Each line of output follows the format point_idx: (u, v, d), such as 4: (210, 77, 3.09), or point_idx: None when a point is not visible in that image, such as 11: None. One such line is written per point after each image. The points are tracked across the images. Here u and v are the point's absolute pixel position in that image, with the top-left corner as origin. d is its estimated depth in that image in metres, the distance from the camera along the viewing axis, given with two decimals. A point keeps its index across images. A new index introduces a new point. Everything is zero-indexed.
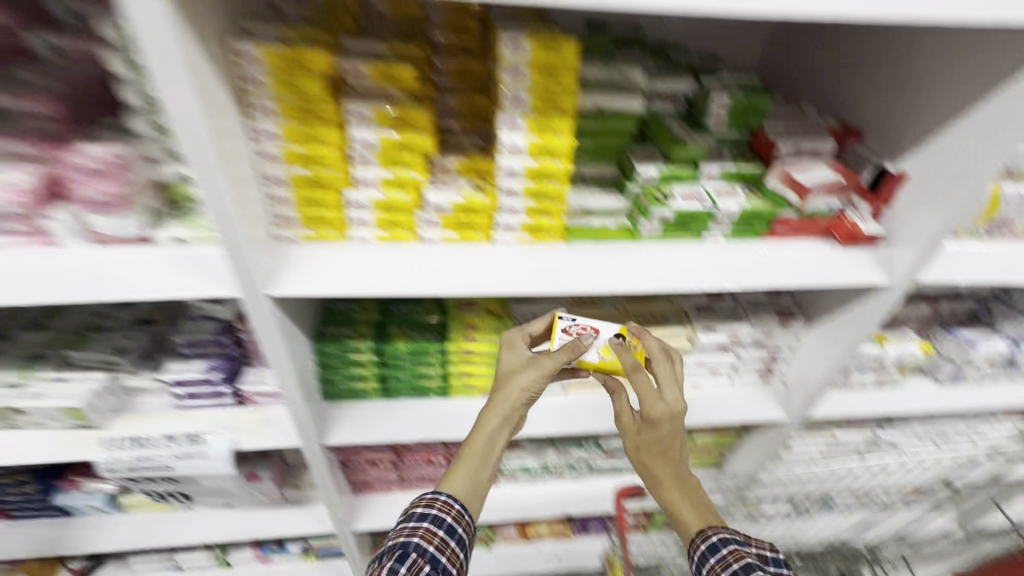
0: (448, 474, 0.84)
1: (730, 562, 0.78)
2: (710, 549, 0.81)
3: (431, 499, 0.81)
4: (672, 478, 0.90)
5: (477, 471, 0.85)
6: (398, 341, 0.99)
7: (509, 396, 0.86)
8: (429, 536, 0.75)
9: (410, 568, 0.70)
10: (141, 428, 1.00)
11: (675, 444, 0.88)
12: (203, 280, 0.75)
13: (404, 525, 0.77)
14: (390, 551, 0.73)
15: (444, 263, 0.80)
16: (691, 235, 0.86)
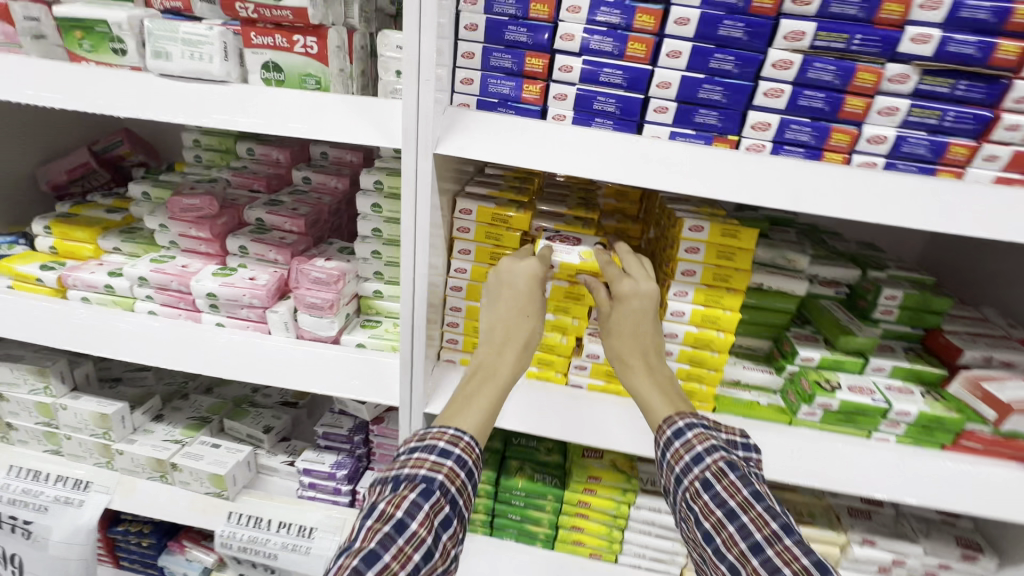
0: (449, 411, 0.67)
1: (710, 466, 0.64)
2: (694, 459, 0.64)
3: (448, 436, 0.64)
4: (669, 387, 0.71)
5: (468, 390, 0.69)
6: (517, 478, 0.97)
7: (508, 312, 0.72)
8: (455, 479, 0.61)
9: (435, 508, 0.58)
10: (261, 507, 1.05)
11: (645, 325, 0.73)
12: (372, 386, 0.83)
13: (419, 457, 0.62)
14: (411, 482, 0.60)
15: (588, 410, 0.82)
16: (857, 430, 0.80)
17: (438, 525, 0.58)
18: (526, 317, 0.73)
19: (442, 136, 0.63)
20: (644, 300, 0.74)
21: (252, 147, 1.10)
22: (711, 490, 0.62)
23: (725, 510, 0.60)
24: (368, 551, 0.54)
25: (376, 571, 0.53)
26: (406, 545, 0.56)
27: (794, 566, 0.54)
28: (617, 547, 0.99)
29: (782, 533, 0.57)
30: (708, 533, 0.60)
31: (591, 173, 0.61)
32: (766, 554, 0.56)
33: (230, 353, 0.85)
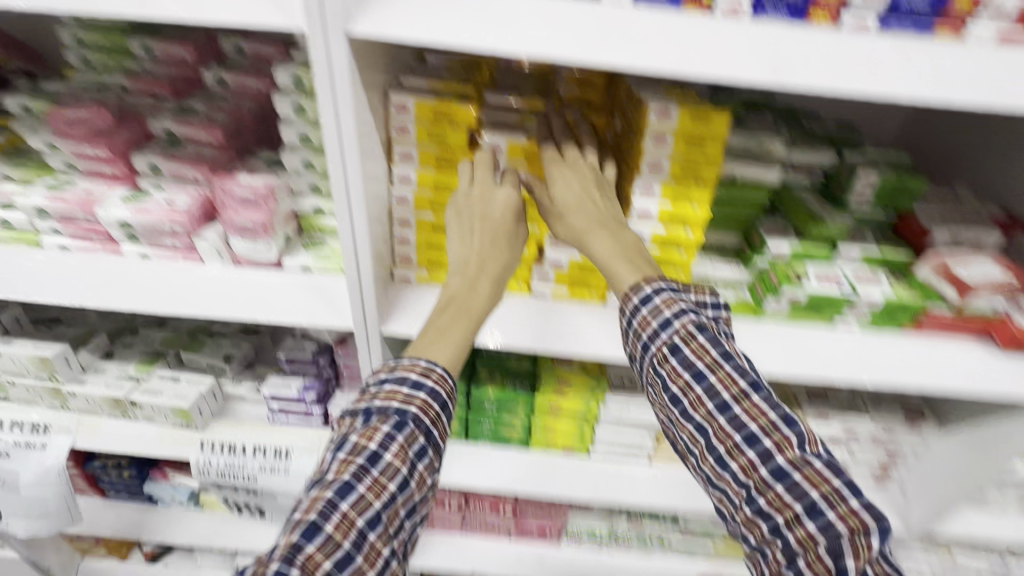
0: (424, 341, 0.62)
1: (678, 331, 0.61)
2: (664, 331, 0.62)
3: (421, 368, 0.59)
4: (635, 247, 0.65)
5: (439, 321, 0.63)
6: (487, 387, 0.97)
7: (466, 231, 0.67)
8: (429, 409, 0.58)
9: (408, 439, 0.56)
10: (235, 435, 1.04)
11: (594, 189, 0.67)
12: (322, 309, 0.77)
13: (390, 388, 0.58)
14: (383, 414, 0.56)
15: (552, 317, 0.79)
16: (821, 318, 0.79)
17: (413, 455, 0.56)
18: (498, 229, 0.67)
19: (354, 9, 0.52)
20: (589, 176, 0.68)
21: (147, 42, 0.92)
22: (695, 375, 0.60)
23: (691, 372, 0.60)
24: (342, 483, 0.53)
25: (351, 504, 0.52)
26: (382, 475, 0.54)
27: (783, 451, 0.55)
28: (589, 442, 1.03)
29: (770, 413, 0.57)
30: (685, 416, 0.60)
31: (540, 51, 0.51)
32: (732, 411, 0.58)
33: (161, 288, 0.77)
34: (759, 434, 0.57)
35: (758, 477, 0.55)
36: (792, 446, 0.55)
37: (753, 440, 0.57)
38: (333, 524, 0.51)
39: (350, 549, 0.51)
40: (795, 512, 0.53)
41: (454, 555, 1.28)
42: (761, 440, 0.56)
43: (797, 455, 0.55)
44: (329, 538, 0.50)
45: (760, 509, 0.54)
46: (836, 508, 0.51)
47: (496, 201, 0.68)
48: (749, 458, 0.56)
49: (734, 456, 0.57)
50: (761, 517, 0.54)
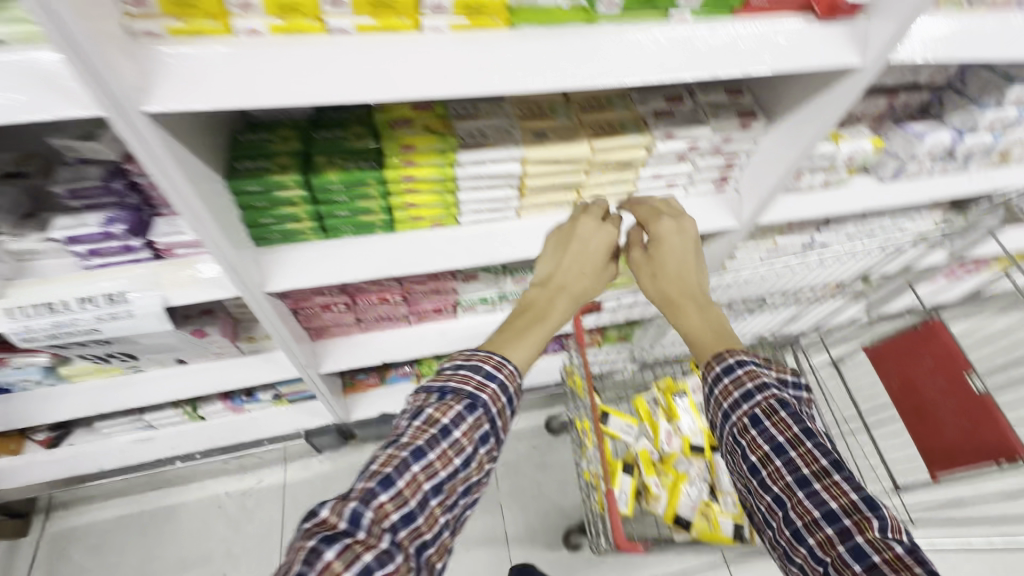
0: (497, 342, 0.79)
1: (760, 402, 0.76)
2: (726, 369, 0.80)
3: (495, 359, 0.76)
4: (699, 327, 0.88)
5: (511, 326, 0.84)
6: (327, 173, 0.87)
7: (563, 274, 0.88)
8: (498, 401, 0.74)
9: (475, 422, 0.71)
10: (46, 295, 0.87)
11: (689, 273, 0.90)
12: (36, 92, 0.56)
13: (465, 376, 0.73)
14: (456, 396, 0.71)
15: (360, 54, 0.66)
16: (656, 14, 0.74)
17: (476, 441, 0.71)
18: (584, 286, 0.89)
19: None
20: (689, 240, 0.92)
21: None
22: (746, 391, 0.78)
23: (771, 444, 0.74)
24: (416, 448, 0.67)
25: (421, 467, 0.66)
26: (451, 450, 0.69)
27: (814, 470, 0.70)
28: (454, 209, 1.01)
29: (796, 429, 0.73)
30: (742, 440, 0.77)
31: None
32: (813, 488, 0.69)
33: None
34: (792, 446, 0.72)
35: (794, 490, 0.71)
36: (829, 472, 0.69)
37: (806, 483, 0.70)
38: (404, 482, 0.65)
39: (414, 505, 0.65)
40: (815, 516, 0.68)
41: (362, 350, 1.35)
42: (790, 454, 0.72)
43: (830, 474, 0.69)
44: (400, 492, 0.64)
45: (787, 497, 0.71)
46: (837, 497, 0.68)
47: (593, 241, 0.90)
48: (785, 469, 0.72)
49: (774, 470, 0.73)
50: (777, 501, 0.72)
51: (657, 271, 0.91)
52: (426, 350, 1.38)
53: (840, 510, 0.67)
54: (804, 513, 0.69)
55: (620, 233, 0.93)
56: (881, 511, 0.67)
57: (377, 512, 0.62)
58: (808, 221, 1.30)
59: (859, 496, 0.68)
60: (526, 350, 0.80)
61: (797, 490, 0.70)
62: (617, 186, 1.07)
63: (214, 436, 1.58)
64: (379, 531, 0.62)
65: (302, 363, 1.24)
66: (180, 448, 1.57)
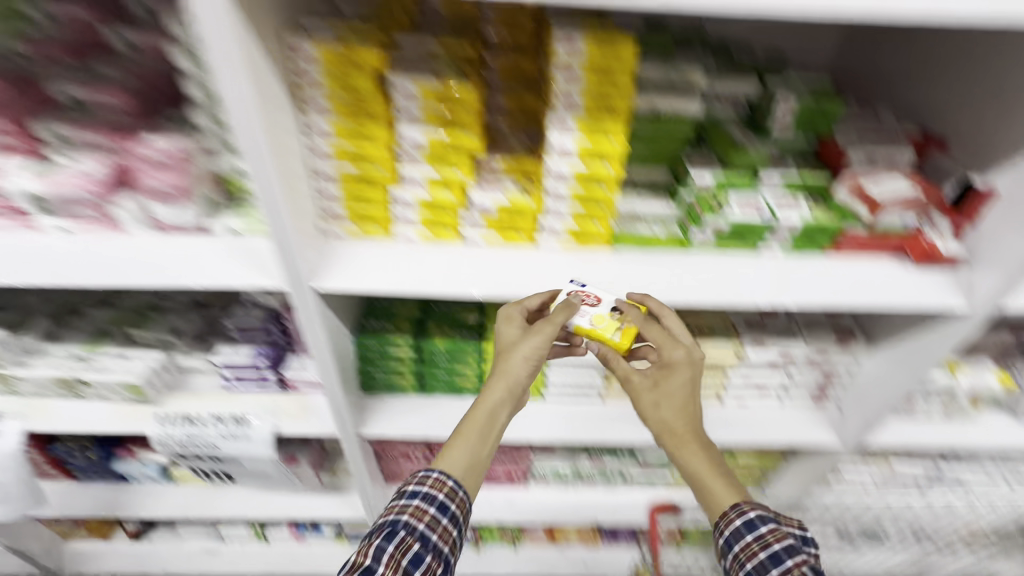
0: (442, 451, 0.78)
1: (792, 569, 0.67)
2: (726, 545, 0.72)
3: (421, 477, 0.75)
4: (688, 429, 0.80)
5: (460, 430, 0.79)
6: (436, 338, 0.98)
7: (490, 399, 0.80)
8: (421, 513, 0.72)
9: (400, 545, 0.68)
10: (193, 406, 1.05)
11: (691, 406, 0.82)
12: (249, 270, 0.76)
13: (392, 503, 0.73)
14: (380, 528, 0.70)
15: (486, 263, 0.80)
16: (747, 246, 0.81)
17: (405, 563, 0.68)
18: (521, 373, 0.81)
19: None
20: (684, 389, 0.81)
21: None
22: (772, 552, 0.68)
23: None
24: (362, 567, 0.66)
25: None
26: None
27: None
28: (540, 386, 1.06)
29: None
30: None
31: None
32: None
33: (84, 262, 0.76)
34: None
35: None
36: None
37: None
38: None
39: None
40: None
41: None
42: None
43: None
44: None
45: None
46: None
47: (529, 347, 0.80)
48: None
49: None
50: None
51: (660, 399, 0.81)
52: (488, 516, 1.33)
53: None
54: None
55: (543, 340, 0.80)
56: None
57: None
58: (928, 453, 1.17)
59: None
60: (479, 424, 0.79)
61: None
62: (706, 385, 1.06)
63: (271, 562, 1.59)
64: None
65: (371, 507, 1.26)
66: (238, 567, 1.58)
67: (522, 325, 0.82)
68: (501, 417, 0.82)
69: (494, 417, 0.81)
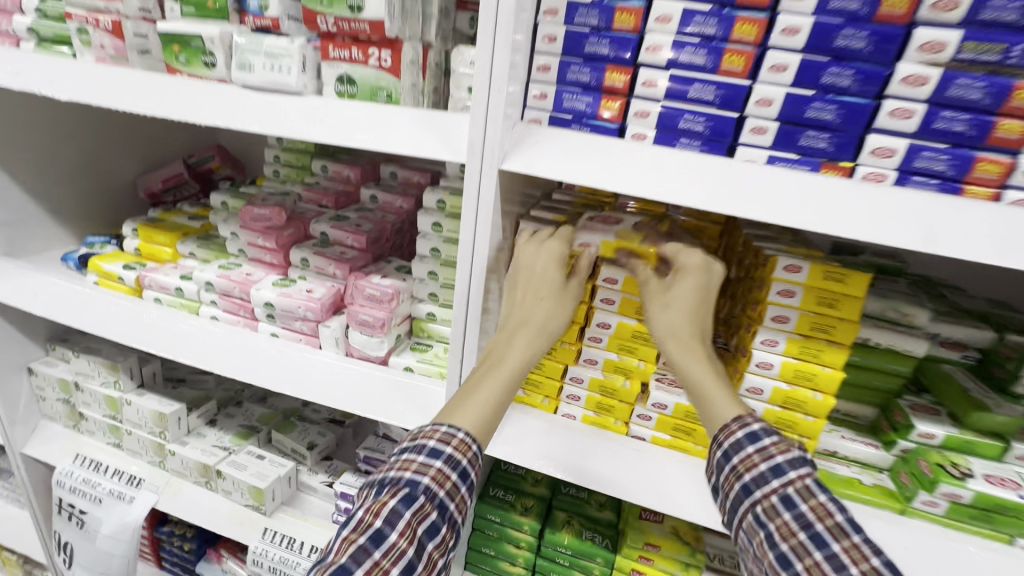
0: (450, 404, 0.63)
1: (793, 482, 0.53)
2: (726, 460, 0.58)
3: (441, 434, 0.60)
4: (693, 334, 0.64)
5: (474, 380, 0.65)
6: (563, 533, 0.87)
7: (530, 334, 0.66)
8: (441, 482, 0.59)
9: (421, 513, 0.57)
10: (299, 529, 1.02)
11: (704, 313, 0.65)
12: (413, 414, 0.78)
13: (407, 458, 0.60)
14: (394, 486, 0.58)
15: (652, 466, 0.71)
16: (997, 535, 0.62)
17: (422, 535, 0.56)
18: (546, 296, 0.67)
19: (509, 149, 0.59)
20: (686, 294, 0.65)
21: (327, 164, 1.12)
22: (784, 493, 0.53)
23: (809, 534, 0.50)
24: (374, 529, 0.55)
25: (381, 552, 0.54)
26: (384, 558, 0.54)
27: (865, 566, 0.47)
28: None
29: (841, 516, 0.50)
30: (764, 523, 0.53)
31: (650, 194, 0.55)
32: (831, 549, 0.49)
33: (279, 367, 0.84)
34: (833, 539, 0.49)
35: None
36: (808, 548, 0.49)
37: (822, 542, 0.49)
38: None
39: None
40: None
41: None
42: (832, 546, 0.49)
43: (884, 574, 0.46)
44: None
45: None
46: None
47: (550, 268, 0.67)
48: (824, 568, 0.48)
49: (784, 530, 0.51)
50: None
51: (672, 301, 0.64)
52: None
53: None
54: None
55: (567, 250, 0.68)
56: None
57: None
58: None
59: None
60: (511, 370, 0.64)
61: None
62: None
63: None
64: None
65: None
66: None
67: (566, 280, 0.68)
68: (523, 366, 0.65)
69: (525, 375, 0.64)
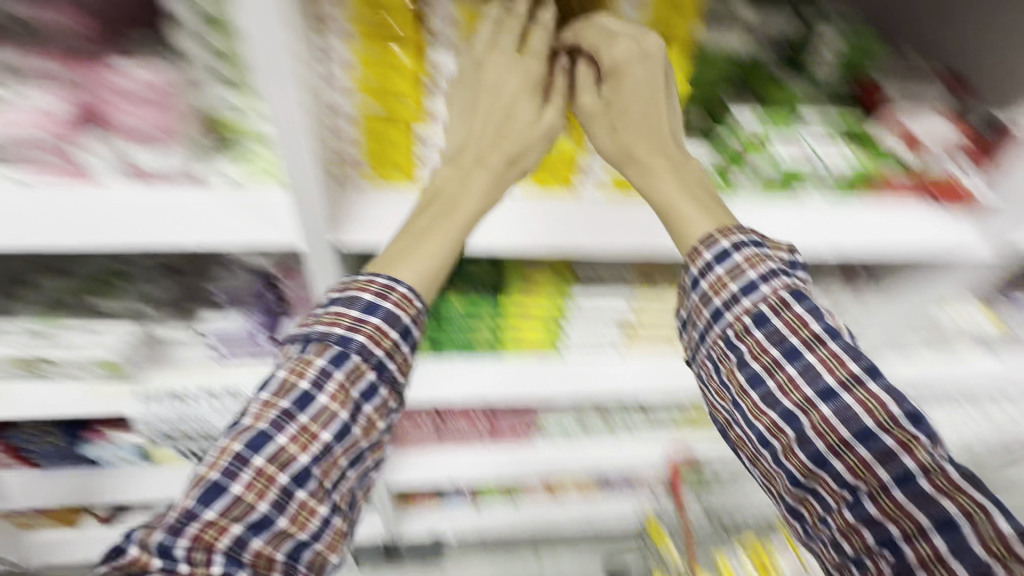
0: (387, 258, 0.58)
1: (741, 266, 0.58)
2: (719, 258, 0.58)
3: (378, 287, 0.55)
4: (647, 103, 0.61)
5: (419, 223, 0.60)
6: (451, 297, 0.93)
7: (507, 149, 0.61)
8: (381, 340, 0.55)
9: (351, 374, 0.53)
10: (177, 381, 0.94)
11: (665, 82, 0.60)
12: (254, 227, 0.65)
13: (336, 310, 0.54)
14: (322, 343, 0.53)
15: (521, 212, 0.72)
16: (786, 194, 0.76)
17: (356, 394, 0.54)
18: (504, 81, 0.60)
19: None
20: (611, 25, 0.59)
21: None
22: (744, 280, 0.57)
23: (781, 347, 0.56)
24: (300, 392, 0.52)
25: (311, 415, 0.52)
26: (311, 422, 0.52)
27: (843, 373, 0.53)
28: (559, 341, 1.04)
29: (814, 325, 0.55)
30: (736, 344, 0.58)
31: None
32: (805, 358, 0.55)
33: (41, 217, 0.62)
34: (801, 350, 0.55)
35: (760, 407, 0.56)
36: (781, 365, 0.55)
37: (792, 354, 0.55)
38: (243, 483, 0.50)
39: (265, 509, 0.51)
40: (846, 440, 0.52)
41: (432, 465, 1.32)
42: (804, 358, 0.55)
43: (859, 381, 0.53)
44: (240, 496, 0.50)
45: (769, 443, 0.56)
46: (873, 414, 0.52)
47: (504, 60, 0.59)
48: (800, 378, 0.54)
49: (756, 348, 0.57)
50: (786, 421, 0.55)
51: (480, 57, 0.59)
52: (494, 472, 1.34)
53: (904, 450, 0.51)
54: (758, 418, 0.56)
55: (539, 52, 0.60)
56: (924, 423, 0.51)
57: (195, 544, 0.49)
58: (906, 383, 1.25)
59: (828, 400, 0.53)
60: (453, 226, 0.60)
61: (800, 392, 0.54)
62: None
63: None
64: (208, 555, 0.49)
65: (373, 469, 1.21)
66: None
67: (519, 47, 0.60)
68: (460, 225, 0.60)
69: (474, 210, 0.61)
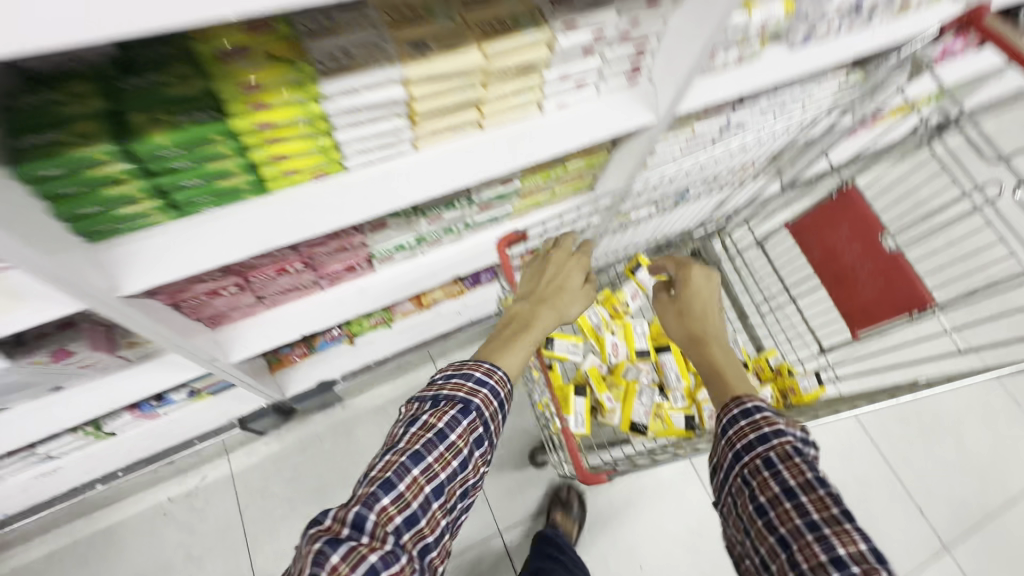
0: (496, 344, 1.03)
1: (773, 445, 0.79)
2: (762, 435, 0.81)
3: (484, 367, 0.94)
4: None
5: (505, 332, 1.06)
6: (149, 137, 0.66)
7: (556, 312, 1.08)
8: (486, 410, 0.91)
9: (467, 428, 0.86)
10: None
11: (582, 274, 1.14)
12: None
13: (438, 398, 0.90)
14: (434, 411, 0.87)
15: None
16: None
17: (428, 491, 0.81)
18: (570, 283, 1.13)
19: None
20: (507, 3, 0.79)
21: None
22: (762, 434, 0.81)
23: (787, 491, 0.75)
24: (411, 513, 0.78)
25: (418, 469, 0.79)
26: (416, 474, 0.79)
27: (821, 510, 0.71)
28: (335, 154, 0.84)
29: (805, 472, 0.74)
30: (760, 497, 0.76)
31: None
32: (798, 499, 0.75)
33: None
34: (796, 491, 0.75)
35: (763, 529, 0.74)
36: (780, 499, 0.75)
37: (793, 494, 0.75)
38: (402, 488, 0.77)
39: (414, 508, 0.78)
40: (815, 542, 0.69)
41: (274, 329, 1.20)
42: (799, 498, 0.74)
43: (828, 517, 0.70)
44: (397, 496, 0.77)
45: (770, 523, 0.74)
46: (833, 531, 0.69)
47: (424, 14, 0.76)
48: (793, 509, 0.73)
49: (777, 502, 0.75)
50: (768, 519, 0.75)
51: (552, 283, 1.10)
52: (346, 314, 1.26)
53: (846, 542, 0.68)
54: (772, 544, 0.74)
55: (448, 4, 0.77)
56: (827, 524, 0.69)
57: (351, 553, 0.70)
58: (723, 105, 1.23)
59: (816, 529, 0.70)
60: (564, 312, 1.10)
61: (792, 521, 0.73)
62: (524, 95, 0.92)
63: (133, 447, 1.40)
64: (380, 537, 0.73)
65: (201, 358, 1.06)
66: (97, 470, 1.39)
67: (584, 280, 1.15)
68: (557, 313, 1.09)
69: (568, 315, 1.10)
